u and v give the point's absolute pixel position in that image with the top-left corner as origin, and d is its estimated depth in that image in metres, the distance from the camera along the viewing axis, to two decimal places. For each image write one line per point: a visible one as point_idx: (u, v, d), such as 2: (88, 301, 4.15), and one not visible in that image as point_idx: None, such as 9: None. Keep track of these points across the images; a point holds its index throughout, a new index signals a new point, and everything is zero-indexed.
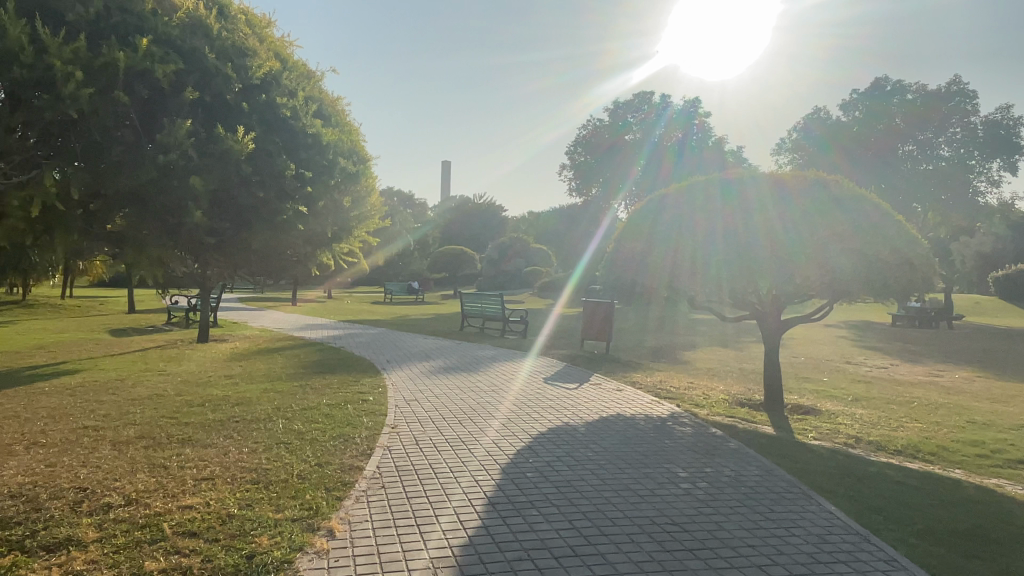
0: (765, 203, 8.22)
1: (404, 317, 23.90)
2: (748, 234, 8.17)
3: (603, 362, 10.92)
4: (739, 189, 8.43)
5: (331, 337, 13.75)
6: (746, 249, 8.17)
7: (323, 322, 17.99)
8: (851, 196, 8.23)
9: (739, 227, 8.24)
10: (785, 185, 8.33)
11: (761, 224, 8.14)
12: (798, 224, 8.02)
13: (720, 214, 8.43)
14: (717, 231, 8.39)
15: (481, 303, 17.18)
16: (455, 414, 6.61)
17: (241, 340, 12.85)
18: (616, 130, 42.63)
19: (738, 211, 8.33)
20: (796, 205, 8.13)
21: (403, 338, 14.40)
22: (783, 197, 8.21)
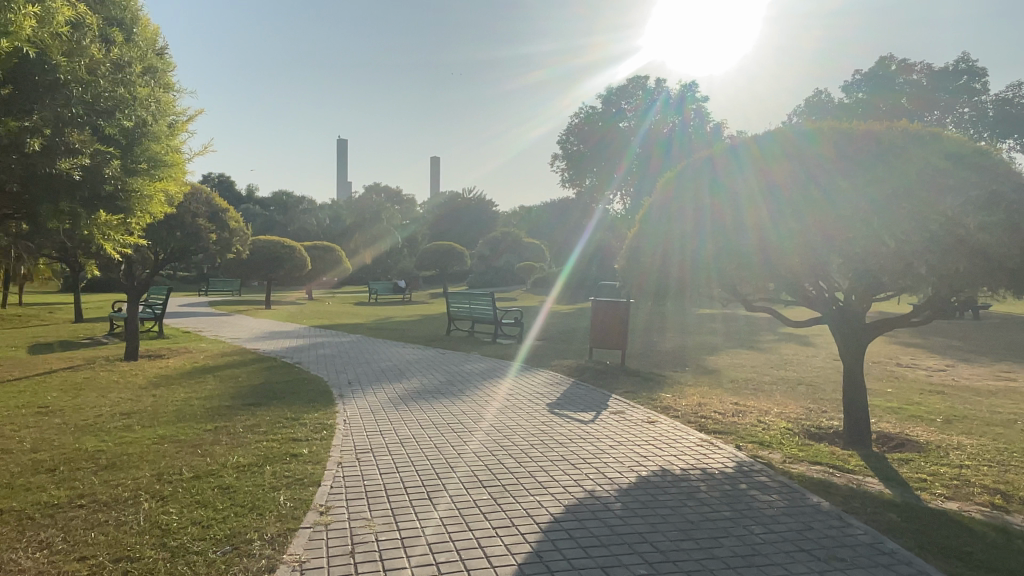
0: (750, 198, 6.07)
1: (387, 319, 21.76)
2: (732, 241, 6.18)
3: (620, 376, 8.76)
4: (724, 180, 6.35)
5: (291, 350, 11.55)
6: (731, 255, 6.22)
7: (291, 330, 15.83)
8: (867, 164, 5.51)
9: (722, 231, 6.29)
10: (775, 166, 5.99)
11: (746, 224, 6.08)
12: (786, 223, 5.76)
13: (704, 213, 6.51)
14: (704, 238, 6.49)
15: (470, 304, 15.05)
16: (420, 479, 4.45)
17: (177, 356, 10.58)
18: (606, 121, 40.48)
19: (724, 210, 6.30)
20: (786, 194, 5.83)
21: (378, 348, 12.21)
22: (771, 187, 5.94)
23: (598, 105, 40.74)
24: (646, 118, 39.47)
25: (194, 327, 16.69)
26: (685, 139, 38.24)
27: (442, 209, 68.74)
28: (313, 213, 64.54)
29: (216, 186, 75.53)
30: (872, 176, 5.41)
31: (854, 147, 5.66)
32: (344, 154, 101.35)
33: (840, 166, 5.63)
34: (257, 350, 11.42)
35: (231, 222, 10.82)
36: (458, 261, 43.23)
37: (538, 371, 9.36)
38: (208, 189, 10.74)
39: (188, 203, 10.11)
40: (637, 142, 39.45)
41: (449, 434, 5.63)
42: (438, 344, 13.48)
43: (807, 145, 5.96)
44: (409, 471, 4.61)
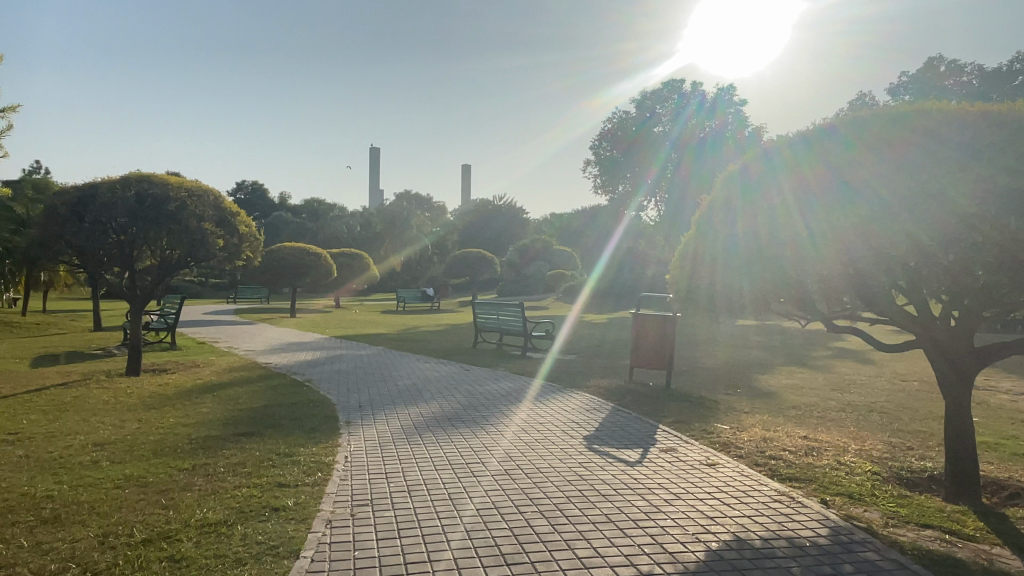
0: (781, 206, 5.11)
1: (413, 329, 20.98)
2: (762, 255, 5.27)
3: (666, 401, 7.72)
4: (757, 183, 5.40)
5: (304, 365, 10.75)
6: (762, 269, 5.29)
7: (311, 341, 15.08)
8: (915, 165, 4.38)
9: (752, 244, 5.37)
10: (808, 169, 4.97)
11: (779, 234, 5.13)
12: (819, 237, 4.77)
13: (735, 222, 5.59)
14: (734, 249, 5.59)
15: (498, 315, 14.14)
16: (416, 550, 3.51)
17: (183, 372, 9.83)
18: (640, 124, 39.29)
19: (756, 219, 5.37)
20: (821, 200, 4.80)
21: (398, 362, 11.37)
22: (806, 192, 4.93)
23: (632, 110, 39.60)
24: (679, 123, 38.14)
25: (213, 337, 16.08)
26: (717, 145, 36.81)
27: (472, 216, 68.16)
28: (344, 219, 64.44)
29: (249, 193, 76.09)
30: (917, 181, 4.30)
31: (903, 143, 4.52)
32: (376, 161, 101.41)
33: (881, 168, 4.53)
34: (268, 365, 10.63)
35: (242, 227, 9.98)
36: (488, 268, 42.43)
37: (572, 393, 8.36)
38: (219, 191, 9.94)
39: (193, 205, 9.31)
40: (669, 149, 38.22)
41: (451, 474, 4.76)
42: (464, 358, 12.59)
43: (849, 140, 4.86)
44: (391, 536, 3.70)
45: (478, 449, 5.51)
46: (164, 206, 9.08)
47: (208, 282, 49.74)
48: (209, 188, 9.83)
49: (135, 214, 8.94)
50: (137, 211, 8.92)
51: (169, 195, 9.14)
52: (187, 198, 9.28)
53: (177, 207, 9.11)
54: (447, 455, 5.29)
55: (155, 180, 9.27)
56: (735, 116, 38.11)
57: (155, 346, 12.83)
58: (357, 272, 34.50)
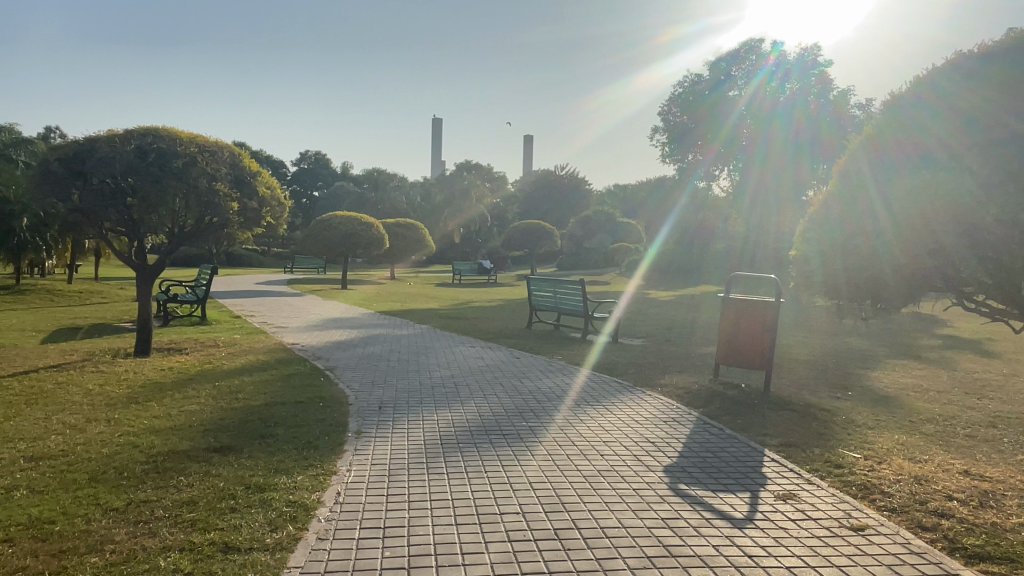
0: (861, 181, 5.16)
1: (466, 304, 19.66)
2: (848, 234, 5.34)
3: (764, 413, 6.05)
4: (847, 160, 5.47)
5: (333, 346, 9.53)
6: (845, 250, 5.37)
7: (353, 316, 13.91)
8: (1007, 125, 4.11)
9: (836, 221, 5.51)
10: (890, 140, 4.94)
11: (858, 211, 5.20)
12: (896, 213, 4.74)
13: (831, 204, 5.67)
14: (830, 229, 5.65)
15: (555, 292, 12.60)
16: None
17: (197, 352, 8.70)
18: (715, 88, 36.44)
19: (840, 197, 5.48)
20: (895, 174, 4.82)
21: (437, 344, 10.03)
22: (884, 165, 4.96)
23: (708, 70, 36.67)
24: (744, 94, 35.30)
25: (253, 309, 15.11)
26: (783, 115, 33.51)
27: (534, 187, 66.40)
28: (403, 190, 63.69)
29: (311, 164, 76.23)
30: (1008, 141, 4.06)
31: (992, 105, 4.25)
32: (438, 131, 100.15)
33: (964, 133, 4.33)
34: (293, 346, 9.42)
35: (262, 189, 8.70)
36: (547, 241, 40.79)
37: (643, 395, 6.78)
38: (237, 147, 8.67)
39: (203, 161, 8.05)
40: (731, 123, 35.52)
41: (474, 530, 3.35)
42: (515, 340, 11.13)
43: (938, 103, 4.61)
44: None
45: (513, 476, 4.13)
46: (168, 161, 7.84)
47: (268, 252, 49.81)
48: (225, 144, 8.56)
49: (137, 171, 7.74)
50: (139, 168, 7.71)
51: (176, 150, 7.91)
52: (198, 154, 8.04)
53: (185, 163, 7.87)
54: (470, 486, 3.96)
55: (163, 134, 8.05)
56: (812, 69, 33.82)
57: (182, 320, 11.84)
58: (413, 242, 33.44)
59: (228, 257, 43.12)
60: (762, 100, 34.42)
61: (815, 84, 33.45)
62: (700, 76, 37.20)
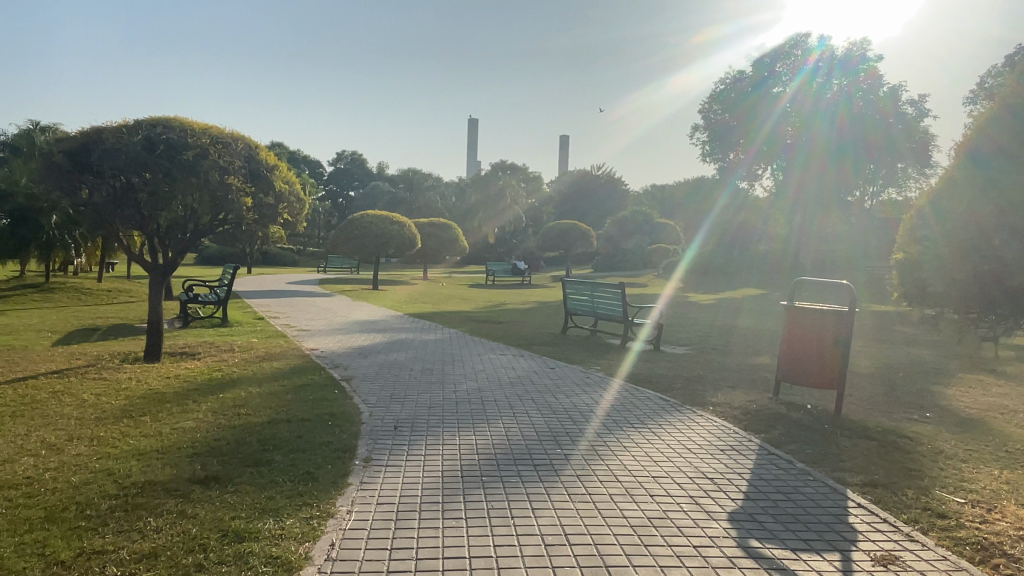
0: (959, 177, 7.29)
1: (498, 306, 19.03)
2: (955, 218, 7.39)
3: (837, 441, 5.24)
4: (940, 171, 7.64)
5: (358, 351, 8.96)
6: (958, 229, 7.40)
7: (380, 318, 13.37)
8: None
9: (941, 215, 7.60)
10: (972, 144, 7.15)
11: (959, 197, 7.31)
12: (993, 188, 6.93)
13: (932, 204, 7.77)
14: (936, 221, 7.73)
15: (591, 295, 11.87)
16: None
17: (211, 357, 8.18)
18: (757, 84, 34.86)
19: (941, 197, 7.57)
20: (984, 166, 7.05)
21: (463, 350, 9.43)
22: (974, 163, 7.15)
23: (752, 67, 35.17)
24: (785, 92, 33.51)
25: (279, 310, 14.64)
26: (824, 114, 31.68)
27: (569, 187, 65.59)
28: (438, 189, 63.35)
29: (348, 163, 76.46)
30: None
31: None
32: (474, 131, 99.95)
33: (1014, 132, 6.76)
34: (312, 351, 8.85)
35: (279, 184, 8.16)
36: (583, 242, 39.91)
37: (695, 415, 5.99)
38: (253, 140, 8.13)
39: (217, 154, 7.52)
40: (771, 124, 33.79)
41: None
42: (549, 346, 10.42)
43: (988, 119, 7.05)
44: None
45: (543, 525, 3.44)
46: (177, 153, 7.31)
47: (304, 251, 49.91)
48: (241, 136, 8.03)
49: (145, 164, 7.22)
50: (147, 160, 7.19)
51: (187, 142, 7.38)
52: (211, 146, 7.50)
53: (196, 156, 7.34)
54: (491, 537, 3.27)
55: (174, 125, 7.54)
56: (858, 66, 31.88)
57: (203, 322, 11.38)
58: (446, 242, 32.90)
59: (263, 255, 43.18)
60: (803, 100, 32.43)
61: (860, 83, 31.58)
62: (744, 74, 35.69)
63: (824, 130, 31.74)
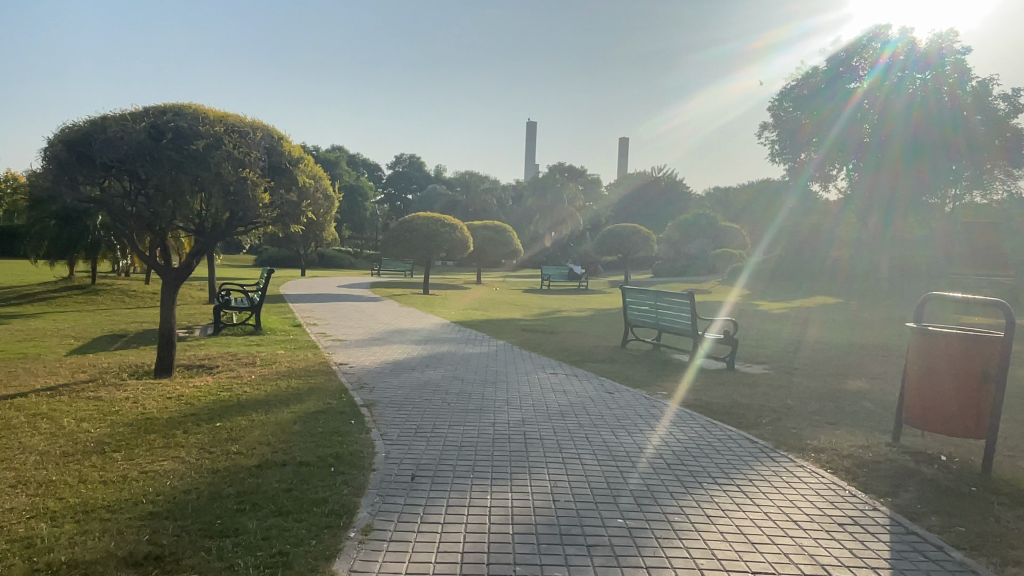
0: None
1: (551, 313, 17.94)
2: None
3: (993, 513, 3.95)
4: None
5: (389, 366, 7.97)
6: None
7: (424, 327, 12.48)
8: None
9: None
10: None
11: None
12: None
13: None
14: None
15: (654, 306, 10.67)
16: None
17: (227, 372, 7.34)
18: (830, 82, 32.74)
19: None
20: None
21: (506, 367, 8.30)
22: None
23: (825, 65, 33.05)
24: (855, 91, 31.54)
25: (320, 316, 13.90)
26: (897, 115, 29.18)
27: (628, 190, 64.03)
28: (495, 192, 62.64)
29: (406, 167, 76.73)
30: None
31: None
32: (531, 135, 99.21)
33: None
34: (339, 366, 7.90)
35: (303, 178, 7.29)
36: (644, 246, 38.37)
37: (791, 465, 4.75)
38: (276, 129, 7.27)
39: (232, 144, 6.66)
40: (838, 128, 31.87)
41: None
42: (609, 364, 9.25)
43: None
44: None
45: None
46: (186, 143, 6.48)
47: (360, 253, 49.90)
48: (262, 125, 7.17)
49: (151, 155, 6.42)
50: (154, 151, 6.38)
51: (198, 130, 6.54)
52: (225, 135, 6.64)
53: (207, 146, 6.50)
54: None
55: (186, 113, 6.72)
56: (933, 63, 28.83)
57: (234, 331, 10.65)
58: (500, 246, 31.96)
59: (320, 258, 43.22)
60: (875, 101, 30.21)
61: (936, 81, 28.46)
62: (814, 73, 33.64)
63: (900, 131, 29.06)
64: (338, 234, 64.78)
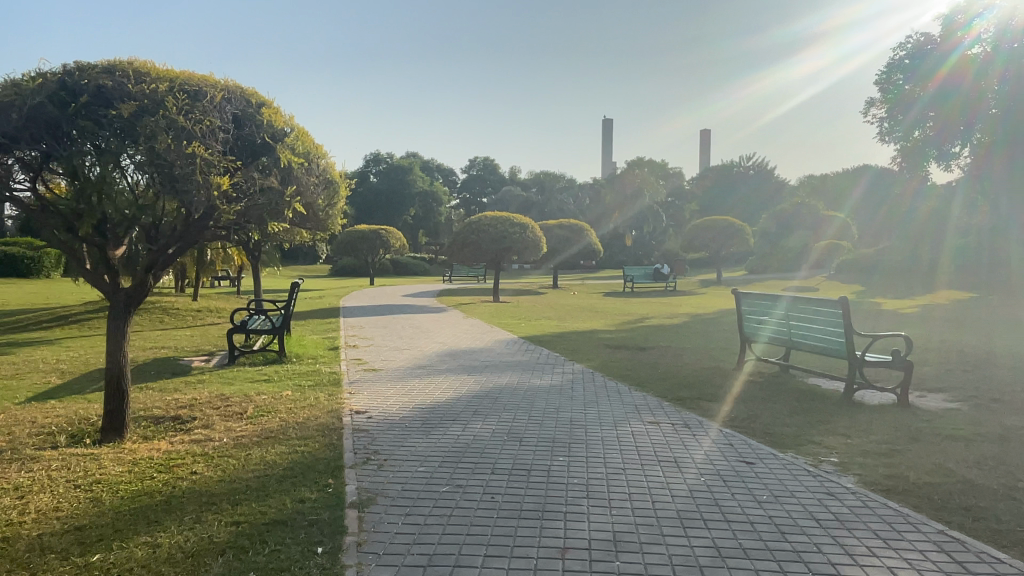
0: None
1: (639, 321, 15.45)
2: None
3: None
4: None
5: (421, 416, 5.71)
6: None
7: (485, 346, 10.29)
8: None
9: None
10: None
11: None
12: None
13: None
14: None
15: (782, 316, 8.06)
16: None
17: (199, 430, 5.32)
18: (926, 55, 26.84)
19: None
20: None
21: (577, 414, 5.87)
22: None
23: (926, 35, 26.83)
24: (938, 68, 25.95)
25: (368, 333, 11.95)
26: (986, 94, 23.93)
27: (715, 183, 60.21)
28: (571, 191, 60.09)
29: (480, 169, 75.21)
30: None
31: None
32: (608, 131, 96.18)
33: None
34: (351, 414, 5.68)
35: (290, 157, 5.17)
36: (738, 241, 34.98)
37: None
38: (250, 92, 5.22)
39: (179, 108, 4.62)
40: (916, 113, 27.03)
41: None
42: (733, 398, 6.74)
43: None
44: None
45: None
46: (107, 107, 4.49)
47: (435, 259, 48.53)
48: (233, 87, 5.13)
49: (61, 130, 4.44)
50: (61, 123, 4.39)
51: (127, 90, 4.53)
52: (169, 95, 4.61)
53: (137, 111, 4.47)
54: None
55: (115, 69, 4.73)
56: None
57: (252, 360, 8.73)
58: (578, 246, 29.49)
59: (392, 264, 41.98)
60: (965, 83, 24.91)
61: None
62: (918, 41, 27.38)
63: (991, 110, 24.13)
64: (413, 240, 63.91)
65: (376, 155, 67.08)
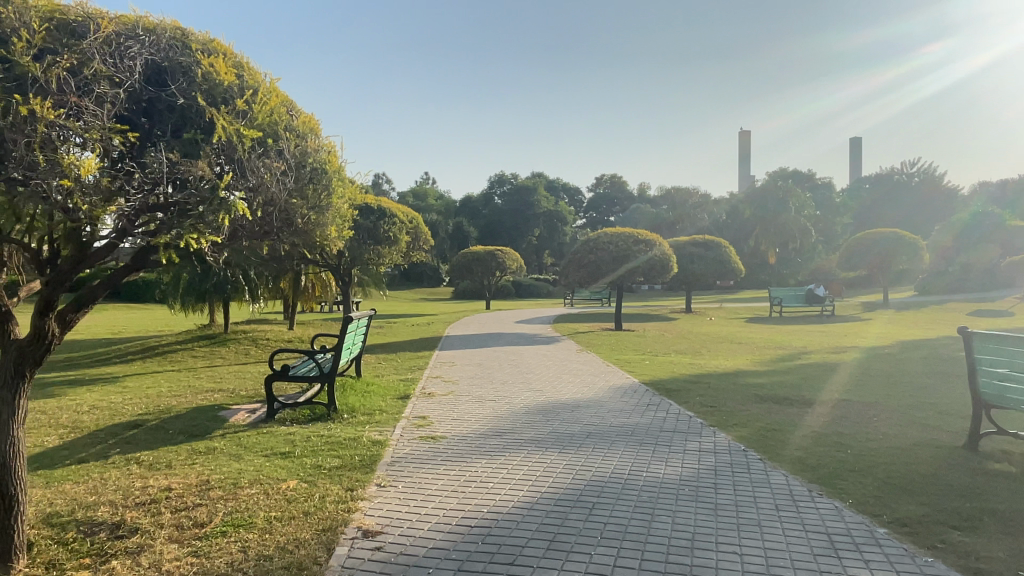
0: None
1: (794, 357, 12.43)
2: None
3: None
4: None
5: (459, 549, 3.48)
6: None
7: (593, 396, 7.94)
8: None
9: None
10: None
11: None
12: None
13: None
14: None
15: None
16: None
17: (114, 566, 3.38)
18: None
19: None
20: None
21: (727, 559, 3.41)
22: None
23: None
24: None
25: (456, 373, 9.94)
26: None
27: (874, 197, 54.33)
28: (705, 207, 56.23)
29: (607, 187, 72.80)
30: None
31: None
32: (744, 143, 90.77)
33: None
34: (351, 541, 3.55)
35: (237, 129, 3.20)
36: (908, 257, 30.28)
37: None
38: (184, 33, 3.33)
39: (32, 47, 2.75)
40: None
41: None
42: (999, 520, 3.97)
43: None
44: None
45: None
46: None
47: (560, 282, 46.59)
48: (155, 24, 3.26)
49: None
50: None
51: None
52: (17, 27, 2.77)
53: None
54: None
55: None
56: None
57: (295, 416, 6.93)
58: (714, 265, 26.33)
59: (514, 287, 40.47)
60: None
61: None
62: None
63: None
64: (539, 262, 62.48)
65: (501, 176, 66.77)
